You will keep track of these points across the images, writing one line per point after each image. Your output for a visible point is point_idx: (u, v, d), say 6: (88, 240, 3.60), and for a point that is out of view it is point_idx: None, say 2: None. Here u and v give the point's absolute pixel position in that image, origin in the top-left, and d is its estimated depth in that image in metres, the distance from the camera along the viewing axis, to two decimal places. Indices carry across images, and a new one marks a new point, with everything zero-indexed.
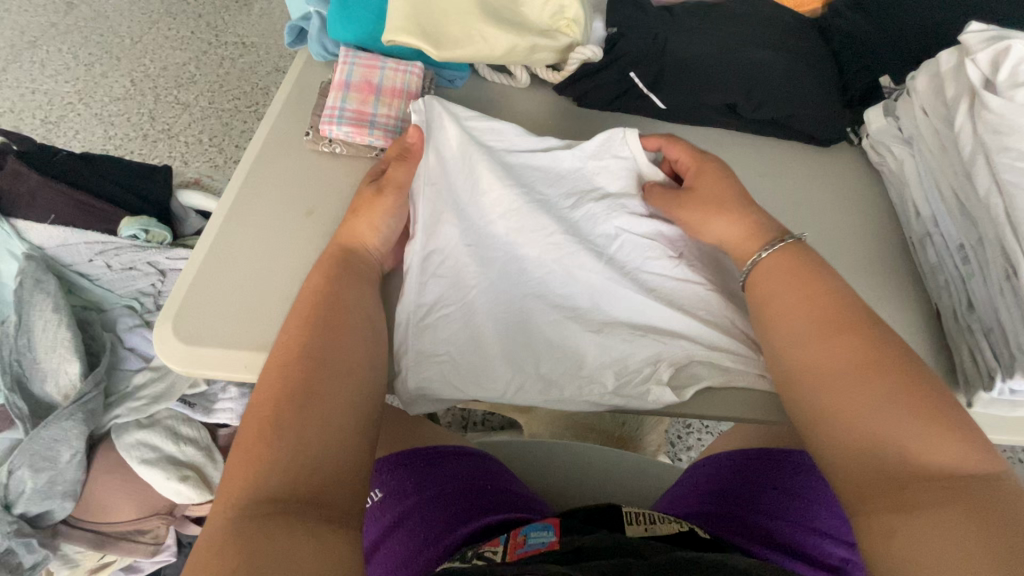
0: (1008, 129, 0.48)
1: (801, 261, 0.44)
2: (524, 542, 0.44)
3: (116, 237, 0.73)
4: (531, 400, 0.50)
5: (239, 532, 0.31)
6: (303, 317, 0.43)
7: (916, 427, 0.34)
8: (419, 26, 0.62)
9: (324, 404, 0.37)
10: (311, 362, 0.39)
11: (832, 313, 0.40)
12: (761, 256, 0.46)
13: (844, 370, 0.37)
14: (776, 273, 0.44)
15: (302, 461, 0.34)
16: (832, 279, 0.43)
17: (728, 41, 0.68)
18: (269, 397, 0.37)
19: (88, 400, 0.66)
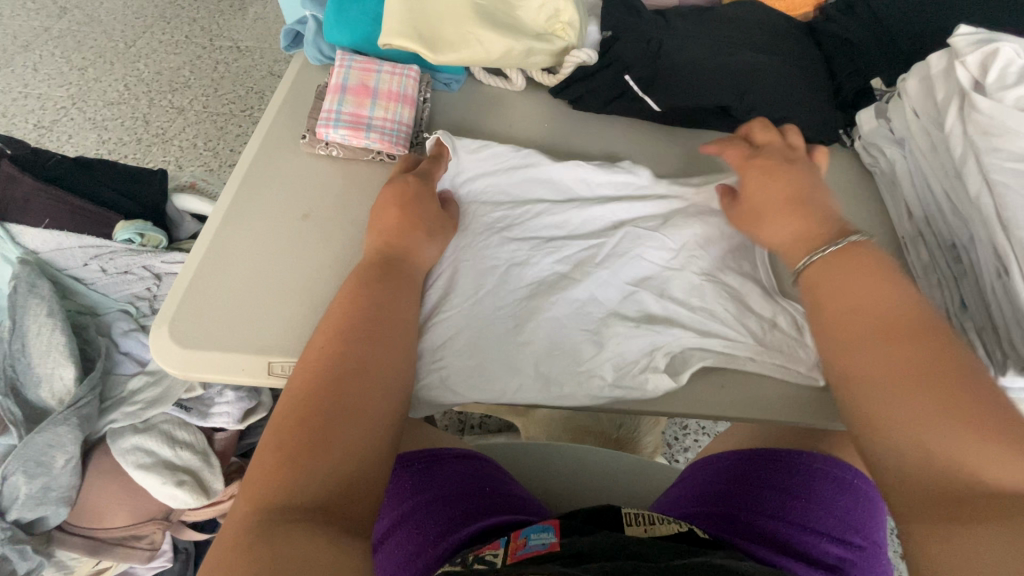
0: (997, 131, 0.48)
1: (863, 266, 0.42)
2: (524, 544, 0.44)
3: (111, 242, 0.73)
4: (528, 401, 0.50)
5: (263, 537, 0.31)
6: (345, 321, 0.42)
7: (977, 443, 0.32)
8: (415, 30, 0.62)
9: (356, 414, 0.37)
10: (353, 371, 0.39)
11: (883, 325, 0.38)
12: (815, 259, 0.45)
13: (885, 380, 0.36)
14: (830, 278, 0.43)
15: (329, 471, 0.34)
16: (902, 289, 0.40)
17: (722, 44, 0.68)
18: (302, 402, 0.37)
19: (83, 405, 0.65)
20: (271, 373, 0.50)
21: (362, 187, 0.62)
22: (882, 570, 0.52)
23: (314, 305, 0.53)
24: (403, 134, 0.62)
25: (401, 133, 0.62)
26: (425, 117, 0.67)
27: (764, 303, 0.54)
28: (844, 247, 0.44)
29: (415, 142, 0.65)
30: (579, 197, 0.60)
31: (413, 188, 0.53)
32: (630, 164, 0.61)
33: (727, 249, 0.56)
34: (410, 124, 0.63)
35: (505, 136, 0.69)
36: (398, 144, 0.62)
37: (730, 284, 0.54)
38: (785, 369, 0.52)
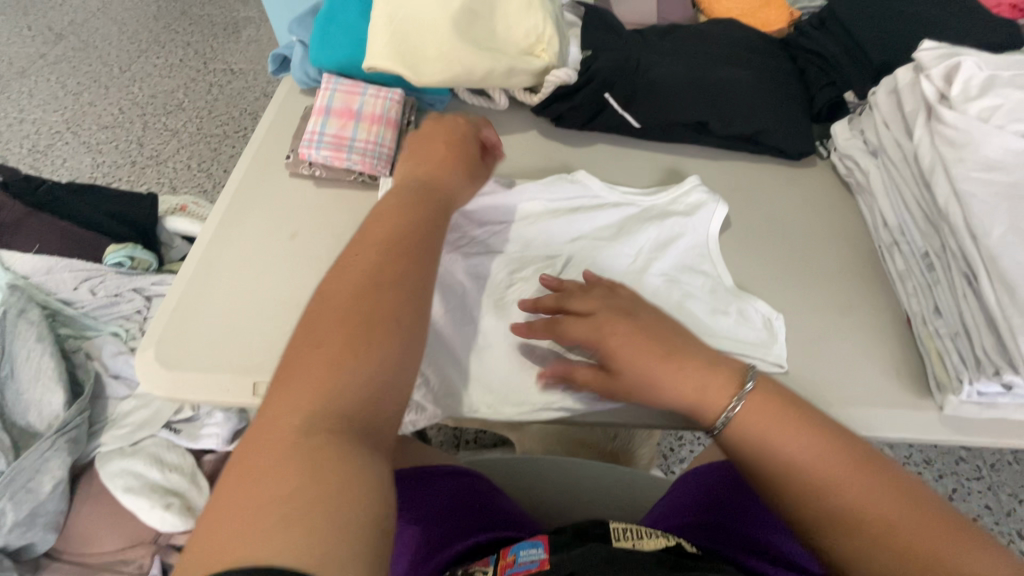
0: (962, 142, 0.50)
1: (777, 410, 0.40)
2: (514, 562, 0.45)
3: (100, 266, 0.73)
4: (508, 415, 0.50)
5: (299, 450, 0.31)
6: (381, 240, 0.43)
7: (958, 549, 0.33)
8: (399, 52, 0.63)
9: (386, 325, 0.38)
10: (389, 284, 0.40)
11: (821, 478, 0.37)
12: (732, 412, 0.40)
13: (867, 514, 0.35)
14: (761, 430, 0.39)
15: (355, 383, 0.35)
16: (786, 425, 0.39)
17: (698, 61, 0.70)
18: (327, 311, 0.38)
19: (71, 428, 0.65)
20: (257, 394, 0.49)
21: (346, 208, 0.63)
22: None
23: None
24: (386, 155, 0.63)
25: (382, 154, 0.63)
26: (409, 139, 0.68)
27: (721, 297, 0.56)
28: (745, 392, 0.41)
29: None
30: (539, 211, 0.61)
31: (459, 137, 0.57)
32: (582, 175, 0.63)
33: (679, 248, 0.59)
34: (392, 146, 0.64)
35: None
36: (380, 166, 0.63)
37: (687, 282, 0.57)
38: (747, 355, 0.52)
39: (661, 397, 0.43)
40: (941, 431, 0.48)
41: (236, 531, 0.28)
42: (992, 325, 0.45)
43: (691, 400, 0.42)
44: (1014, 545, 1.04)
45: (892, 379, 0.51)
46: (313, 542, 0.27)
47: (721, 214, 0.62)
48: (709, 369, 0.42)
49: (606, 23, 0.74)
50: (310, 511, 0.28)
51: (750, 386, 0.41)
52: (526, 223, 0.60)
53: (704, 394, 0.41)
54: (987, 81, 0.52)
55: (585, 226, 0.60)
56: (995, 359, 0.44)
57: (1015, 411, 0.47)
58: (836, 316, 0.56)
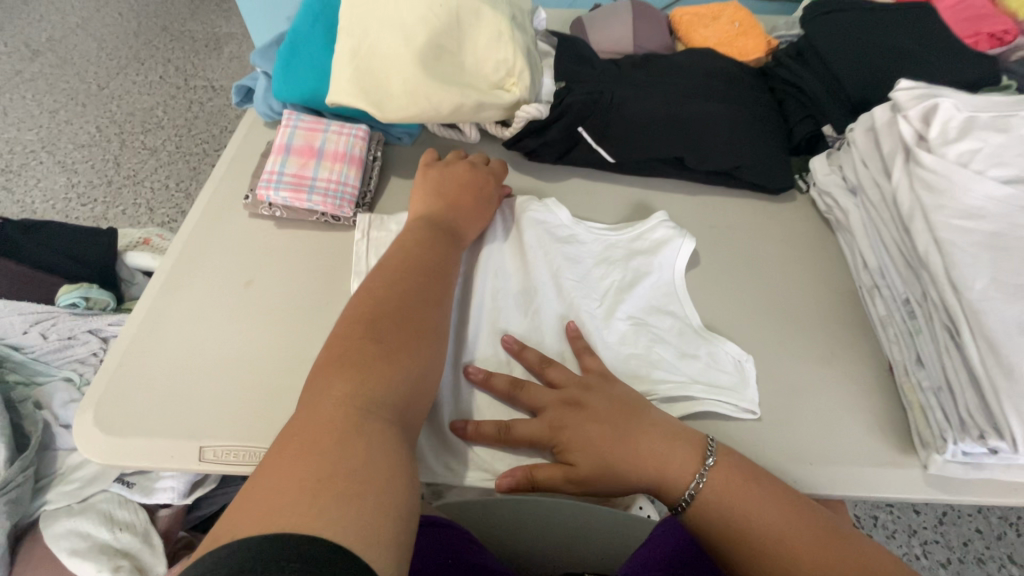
0: (942, 187, 0.48)
1: (739, 486, 0.41)
2: None
3: (53, 308, 0.71)
4: (471, 478, 0.47)
5: (350, 435, 0.33)
6: (423, 263, 0.48)
7: None
8: (363, 88, 0.61)
9: (419, 334, 0.42)
10: (417, 298, 0.44)
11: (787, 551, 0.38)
12: (697, 486, 0.42)
13: None
14: (723, 501, 0.41)
15: (397, 386, 0.38)
16: (750, 502, 0.40)
17: (674, 94, 0.68)
18: (375, 315, 0.41)
19: (11, 488, 0.58)
20: (203, 459, 0.46)
21: (303, 252, 0.60)
22: None
23: (252, 385, 0.50)
24: (349, 195, 0.61)
25: (345, 194, 0.61)
26: (374, 176, 0.65)
27: (689, 339, 0.54)
28: (707, 469, 0.42)
29: (361, 203, 0.64)
30: (504, 248, 0.58)
31: (485, 184, 0.59)
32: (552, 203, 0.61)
33: (647, 288, 0.57)
34: (356, 185, 0.61)
35: None
36: (343, 207, 0.60)
37: (651, 324, 0.55)
38: (717, 397, 0.50)
39: (625, 482, 0.43)
40: (924, 491, 0.46)
41: (291, 506, 0.29)
42: (975, 382, 0.43)
43: (653, 476, 0.43)
44: (1005, 570, 1.02)
45: (872, 433, 0.49)
46: (361, 524, 0.29)
47: (688, 248, 0.59)
48: (669, 443, 0.43)
49: (580, 54, 0.73)
50: (361, 491, 0.30)
51: (712, 458, 0.42)
52: (488, 261, 0.57)
53: (667, 470, 0.42)
54: (965, 122, 0.50)
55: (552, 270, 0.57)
56: (980, 418, 0.42)
57: (1003, 472, 0.45)
58: (817, 364, 0.54)
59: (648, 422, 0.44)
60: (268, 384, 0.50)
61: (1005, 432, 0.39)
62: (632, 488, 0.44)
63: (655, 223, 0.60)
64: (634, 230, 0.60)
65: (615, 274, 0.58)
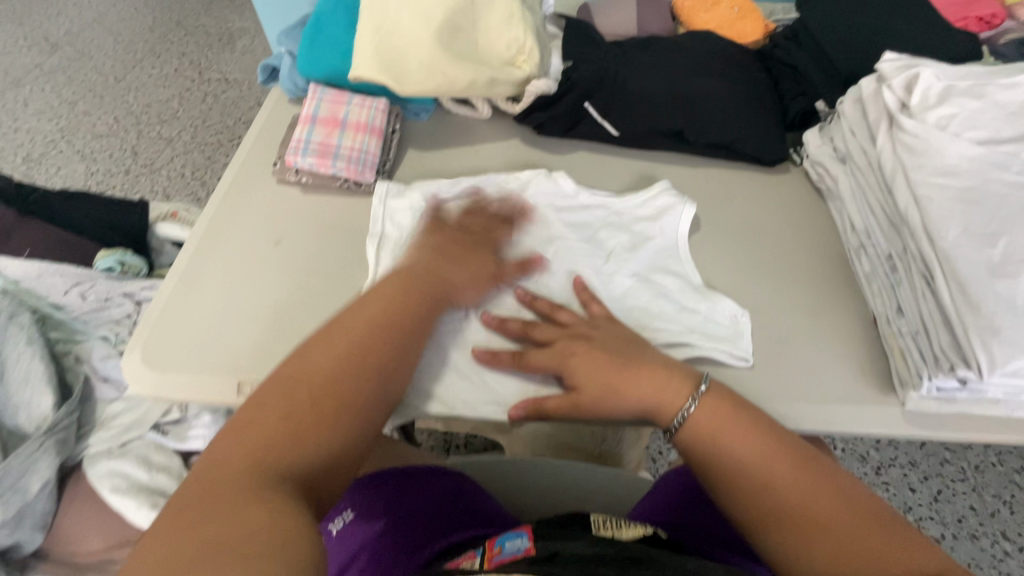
0: (921, 149, 0.52)
1: (726, 411, 0.45)
2: (499, 552, 0.45)
3: (89, 271, 0.73)
4: (486, 411, 0.51)
5: (248, 494, 0.33)
6: (395, 313, 0.46)
7: (872, 545, 0.38)
8: (384, 63, 0.66)
9: (358, 394, 0.41)
10: (366, 349, 0.43)
11: (762, 469, 0.42)
12: (687, 412, 0.45)
13: (797, 502, 0.40)
14: (710, 423, 0.44)
15: (315, 447, 0.38)
16: (734, 424, 0.44)
17: (675, 72, 0.73)
18: (302, 376, 0.40)
19: (59, 429, 0.64)
20: (242, 393, 0.51)
21: (329, 214, 0.64)
22: None
23: (287, 330, 0.55)
24: (371, 162, 0.66)
25: (367, 161, 0.65)
26: (393, 148, 0.70)
27: (689, 296, 0.58)
28: (698, 396, 0.46)
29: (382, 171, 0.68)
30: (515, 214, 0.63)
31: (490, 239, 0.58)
32: (556, 174, 0.66)
33: (650, 250, 0.61)
34: (377, 153, 0.66)
35: (470, 160, 0.73)
36: (365, 172, 0.65)
37: (653, 280, 0.59)
38: (716, 345, 0.54)
39: (628, 408, 0.47)
40: (904, 426, 0.50)
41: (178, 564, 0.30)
42: (947, 322, 0.47)
43: (651, 401, 0.47)
44: (998, 545, 1.05)
45: (856, 376, 0.53)
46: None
47: (689, 213, 0.63)
48: (666, 376, 0.47)
49: (586, 35, 0.77)
50: (251, 544, 0.30)
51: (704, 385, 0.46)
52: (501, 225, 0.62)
53: (664, 397, 0.46)
54: (943, 90, 0.54)
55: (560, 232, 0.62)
56: (951, 353, 0.46)
57: (972, 405, 0.50)
58: (807, 317, 0.57)
59: (649, 358, 0.49)
60: (299, 328, 0.55)
61: (971, 362, 0.44)
62: (633, 412, 0.47)
63: (658, 188, 0.65)
64: (640, 194, 0.65)
65: (620, 236, 0.62)
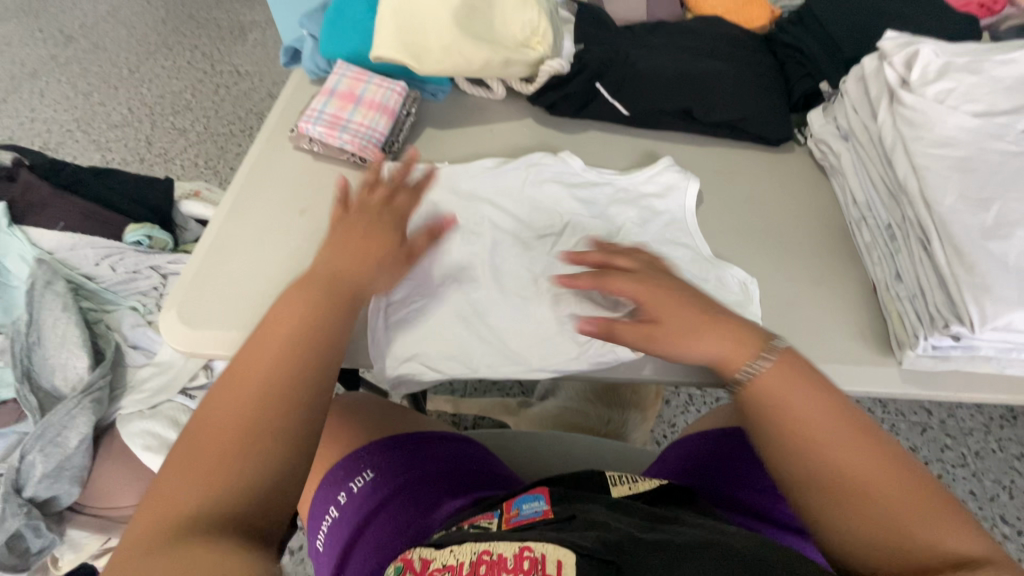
0: (920, 122, 0.54)
1: (790, 371, 0.43)
2: (517, 513, 0.46)
3: (120, 244, 0.77)
4: (504, 368, 0.54)
5: (163, 549, 0.31)
6: (296, 317, 0.43)
7: (927, 522, 0.35)
8: (404, 43, 0.68)
9: (277, 414, 0.37)
10: (281, 365, 0.40)
11: (818, 433, 0.40)
12: (751, 369, 0.44)
13: (849, 468, 0.38)
14: (772, 382, 0.43)
15: (232, 485, 0.34)
16: (795, 384, 0.42)
17: (684, 55, 0.75)
18: (223, 405, 0.37)
19: (95, 390, 0.68)
20: None
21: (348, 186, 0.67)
22: None
23: None
24: (376, 139, 0.67)
25: (373, 138, 0.67)
26: (405, 130, 0.72)
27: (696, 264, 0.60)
28: (767, 354, 0.44)
29: (388, 150, 0.70)
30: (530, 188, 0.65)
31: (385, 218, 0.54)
32: (566, 155, 0.67)
33: (660, 223, 0.63)
34: (385, 132, 0.68)
35: (485, 138, 0.75)
36: (368, 149, 0.67)
37: (662, 249, 0.62)
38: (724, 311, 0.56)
39: (700, 349, 0.47)
40: (902, 384, 0.53)
41: None
42: (943, 283, 0.49)
43: (722, 350, 0.46)
44: (997, 528, 1.07)
45: (856, 339, 0.56)
46: None
47: (694, 189, 0.66)
48: (743, 331, 0.46)
49: (598, 19, 0.79)
50: None
51: (778, 344, 0.45)
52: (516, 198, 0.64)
53: (737, 347, 0.45)
54: (942, 66, 0.57)
55: (573, 204, 0.64)
56: (946, 312, 0.48)
57: (967, 363, 0.52)
58: (809, 285, 0.60)
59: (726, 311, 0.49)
60: None
61: (964, 317, 0.46)
62: (704, 351, 0.47)
63: (662, 164, 0.67)
64: (653, 168, 0.66)
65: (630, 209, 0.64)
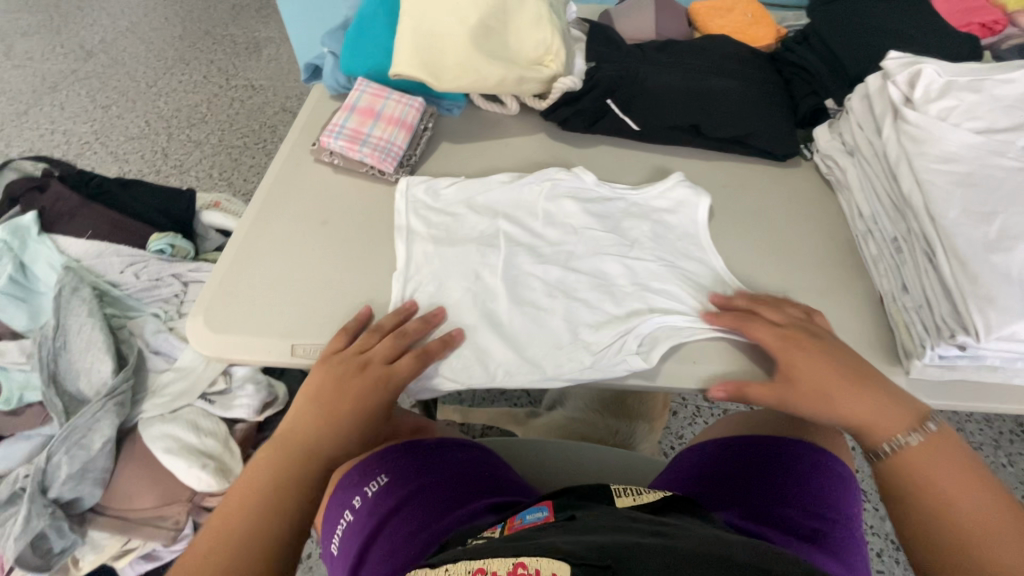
0: (923, 138, 0.56)
1: (947, 454, 0.47)
2: (520, 521, 0.45)
3: (144, 253, 0.80)
4: (519, 373, 0.56)
5: None
6: (308, 436, 0.53)
7: None
8: (423, 61, 0.71)
9: (252, 540, 0.46)
10: (283, 475, 0.50)
11: (961, 516, 0.44)
12: (901, 444, 0.48)
13: (997, 557, 0.42)
14: (919, 462, 0.47)
15: None
16: (948, 470, 0.47)
17: (692, 72, 0.78)
18: (225, 519, 0.47)
19: (119, 394, 0.71)
20: (294, 353, 0.57)
21: (366, 196, 0.70)
22: (857, 542, 0.54)
23: (330, 299, 0.60)
24: (394, 153, 0.70)
25: (392, 152, 0.70)
26: (422, 143, 0.75)
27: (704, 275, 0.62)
28: (925, 433, 0.48)
29: (405, 163, 0.72)
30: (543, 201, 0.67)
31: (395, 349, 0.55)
32: (578, 171, 0.70)
33: (669, 235, 0.65)
34: (402, 146, 0.71)
35: (499, 152, 0.78)
36: (387, 162, 0.69)
37: (672, 260, 0.63)
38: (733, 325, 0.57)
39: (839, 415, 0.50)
40: (910, 392, 0.54)
41: None
42: (948, 293, 0.51)
43: (858, 422, 0.50)
44: None
45: (864, 348, 0.57)
46: None
47: (704, 205, 0.67)
48: (895, 405, 0.50)
49: (608, 38, 0.82)
50: None
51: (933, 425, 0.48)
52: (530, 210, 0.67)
53: (883, 419, 0.49)
54: (945, 85, 0.59)
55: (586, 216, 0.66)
56: (952, 322, 0.50)
57: (974, 372, 0.53)
58: (816, 296, 0.61)
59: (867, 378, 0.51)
60: (342, 296, 0.60)
61: (970, 326, 0.48)
62: (843, 417, 0.50)
63: (672, 180, 0.69)
64: (662, 183, 0.69)
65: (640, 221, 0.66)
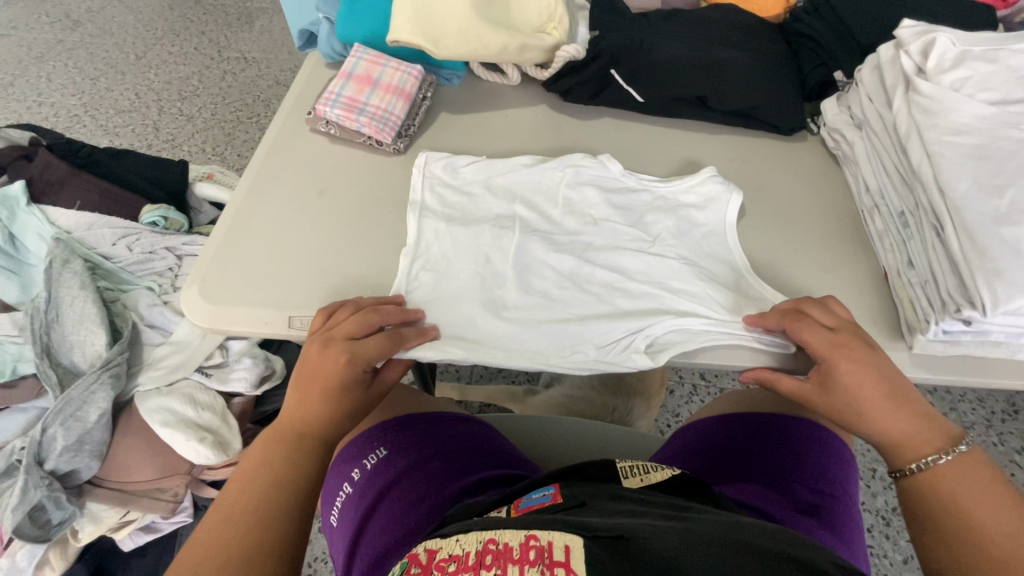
0: (935, 109, 0.55)
1: (979, 473, 0.44)
2: (527, 497, 0.44)
3: (136, 225, 0.78)
4: (520, 348, 0.55)
5: None
6: (302, 423, 0.50)
7: None
8: (422, 27, 0.69)
9: (253, 530, 0.43)
10: (282, 464, 0.47)
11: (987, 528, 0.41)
12: (939, 460, 0.46)
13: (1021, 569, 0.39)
14: (950, 480, 0.45)
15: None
16: (978, 486, 0.44)
17: (699, 42, 0.75)
18: (225, 514, 0.44)
19: (114, 365, 0.71)
20: (292, 326, 0.56)
21: (365, 167, 0.68)
22: (852, 519, 0.54)
23: (329, 271, 0.59)
24: (393, 123, 0.68)
25: (389, 122, 0.68)
26: (421, 112, 0.72)
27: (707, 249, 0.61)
28: (955, 452, 0.46)
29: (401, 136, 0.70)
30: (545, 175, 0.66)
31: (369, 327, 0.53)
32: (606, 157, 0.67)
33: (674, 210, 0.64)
34: (401, 116, 0.68)
35: (500, 124, 0.76)
36: (384, 132, 0.67)
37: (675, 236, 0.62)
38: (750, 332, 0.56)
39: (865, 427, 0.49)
40: (913, 368, 0.53)
41: None
42: (956, 268, 0.50)
43: (886, 437, 0.49)
44: None
45: (867, 324, 0.56)
46: None
47: (736, 203, 0.64)
48: (931, 424, 0.48)
49: (612, 6, 0.79)
50: None
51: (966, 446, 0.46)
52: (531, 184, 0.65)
53: (926, 435, 0.47)
54: (959, 55, 0.57)
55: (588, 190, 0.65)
56: (958, 297, 0.49)
57: (977, 348, 0.53)
58: (820, 272, 0.61)
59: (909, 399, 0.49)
60: (341, 269, 0.59)
61: (976, 300, 0.47)
62: (882, 433, 0.49)
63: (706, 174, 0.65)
64: (693, 177, 0.65)
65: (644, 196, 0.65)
